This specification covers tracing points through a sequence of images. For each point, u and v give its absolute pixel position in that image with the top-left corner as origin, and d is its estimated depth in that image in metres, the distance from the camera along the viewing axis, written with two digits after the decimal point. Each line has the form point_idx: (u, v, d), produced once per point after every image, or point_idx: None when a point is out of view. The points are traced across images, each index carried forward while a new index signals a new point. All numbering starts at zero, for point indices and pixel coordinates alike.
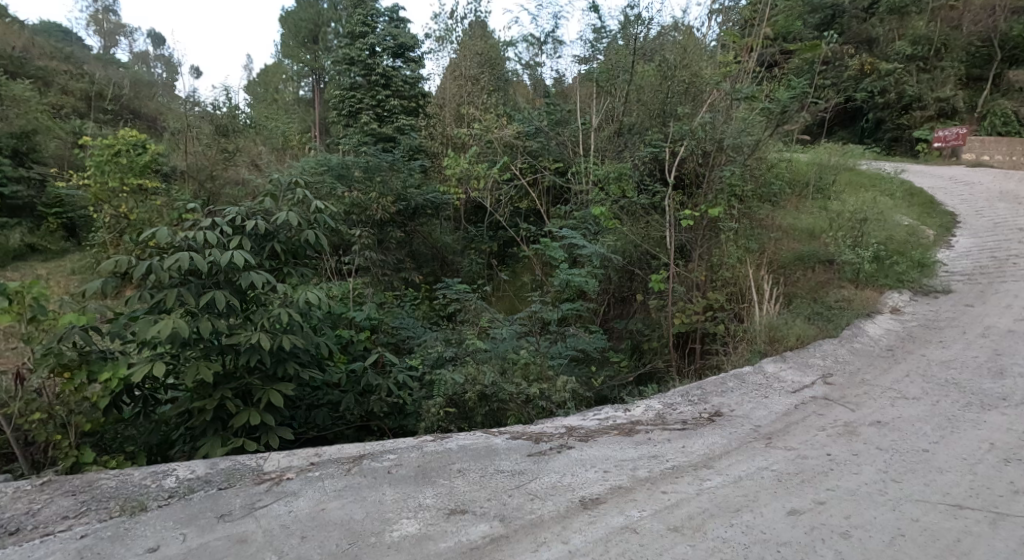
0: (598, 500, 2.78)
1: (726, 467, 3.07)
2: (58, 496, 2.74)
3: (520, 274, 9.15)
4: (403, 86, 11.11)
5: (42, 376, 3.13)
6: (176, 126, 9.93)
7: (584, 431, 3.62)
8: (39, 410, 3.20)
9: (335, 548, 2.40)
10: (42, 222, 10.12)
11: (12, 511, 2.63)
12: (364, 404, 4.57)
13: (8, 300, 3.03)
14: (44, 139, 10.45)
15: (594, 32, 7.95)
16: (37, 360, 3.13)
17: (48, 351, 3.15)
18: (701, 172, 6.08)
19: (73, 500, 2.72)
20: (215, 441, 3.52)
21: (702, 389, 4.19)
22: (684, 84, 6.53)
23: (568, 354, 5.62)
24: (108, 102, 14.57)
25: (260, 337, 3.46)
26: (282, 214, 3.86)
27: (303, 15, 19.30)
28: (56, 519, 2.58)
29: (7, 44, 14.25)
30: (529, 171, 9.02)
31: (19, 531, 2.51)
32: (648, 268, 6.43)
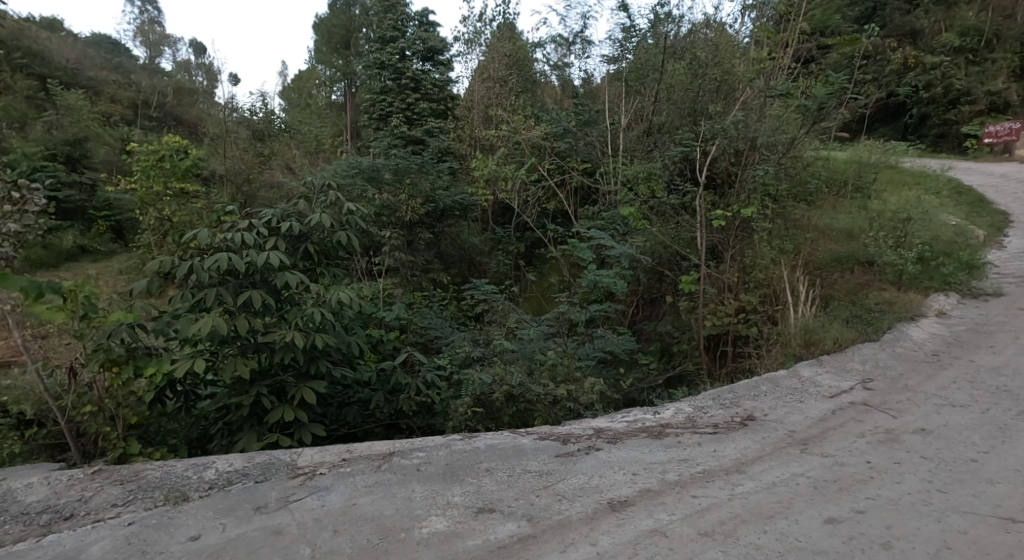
0: (627, 502, 2.76)
1: (759, 472, 3.02)
2: (107, 484, 2.86)
3: (548, 275, 9.14)
4: (432, 90, 11.23)
5: (91, 370, 3.26)
6: (216, 132, 10.26)
7: (612, 433, 3.60)
8: (90, 403, 3.34)
9: (367, 543, 2.44)
10: (92, 225, 10.51)
11: (66, 498, 2.76)
12: (394, 403, 4.66)
13: (62, 298, 3.18)
14: (94, 146, 11.04)
15: (623, 32, 7.94)
16: (88, 355, 3.26)
17: (98, 347, 3.27)
18: (734, 171, 5.99)
19: (121, 488, 2.83)
20: (251, 436, 3.62)
21: (733, 393, 4.12)
22: (716, 82, 6.48)
23: (597, 356, 5.58)
24: (153, 110, 15.14)
25: (294, 336, 3.54)
26: (316, 216, 3.96)
27: (336, 21, 19.91)
28: (106, 506, 2.70)
29: (62, 56, 15.00)
30: (557, 172, 9.03)
31: (73, 517, 2.63)
32: (678, 269, 6.35)
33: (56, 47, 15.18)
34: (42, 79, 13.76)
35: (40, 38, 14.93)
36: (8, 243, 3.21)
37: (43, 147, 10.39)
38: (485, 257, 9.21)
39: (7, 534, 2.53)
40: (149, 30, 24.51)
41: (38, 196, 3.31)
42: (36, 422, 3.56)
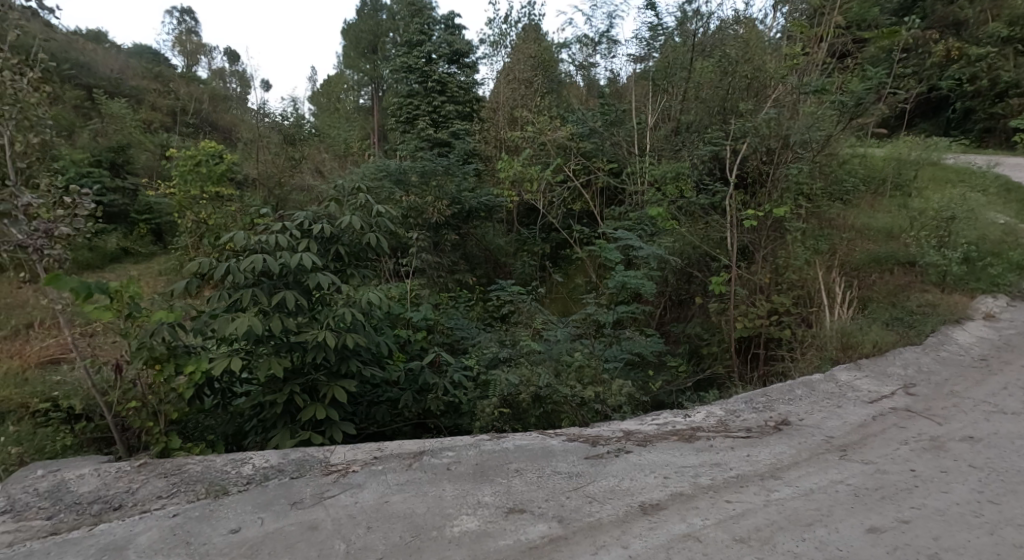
0: (659, 505, 2.73)
1: (796, 478, 2.95)
2: (152, 477, 2.96)
3: (574, 276, 9.14)
4: (458, 92, 11.24)
5: (136, 367, 3.36)
6: (249, 138, 10.86)
7: (641, 435, 3.56)
8: (134, 399, 3.44)
9: (400, 540, 2.46)
10: (134, 228, 10.82)
11: (114, 489, 2.86)
12: (422, 402, 4.70)
13: (109, 298, 3.29)
14: (136, 153, 11.43)
15: (650, 30, 7.83)
16: (133, 353, 3.35)
17: (141, 345, 3.36)
18: (766, 170, 5.87)
19: (165, 481, 2.92)
20: (285, 433, 3.70)
21: (767, 396, 4.05)
22: (746, 80, 6.41)
23: (625, 357, 5.52)
24: (190, 116, 15.61)
25: (326, 336, 3.60)
26: (346, 219, 4.02)
27: (364, 26, 20.39)
28: (151, 498, 2.79)
29: (106, 67, 15.66)
30: (583, 172, 8.98)
31: (121, 507, 2.73)
32: (708, 270, 6.32)
33: (100, 59, 15.84)
34: (88, 88, 14.30)
35: (85, 50, 15.53)
36: (61, 246, 3.35)
37: (89, 153, 10.80)
38: (510, 258, 9.24)
39: (62, 522, 2.63)
40: (186, 39, 24.96)
41: (87, 201, 3.40)
42: (85, 416, 3.68)
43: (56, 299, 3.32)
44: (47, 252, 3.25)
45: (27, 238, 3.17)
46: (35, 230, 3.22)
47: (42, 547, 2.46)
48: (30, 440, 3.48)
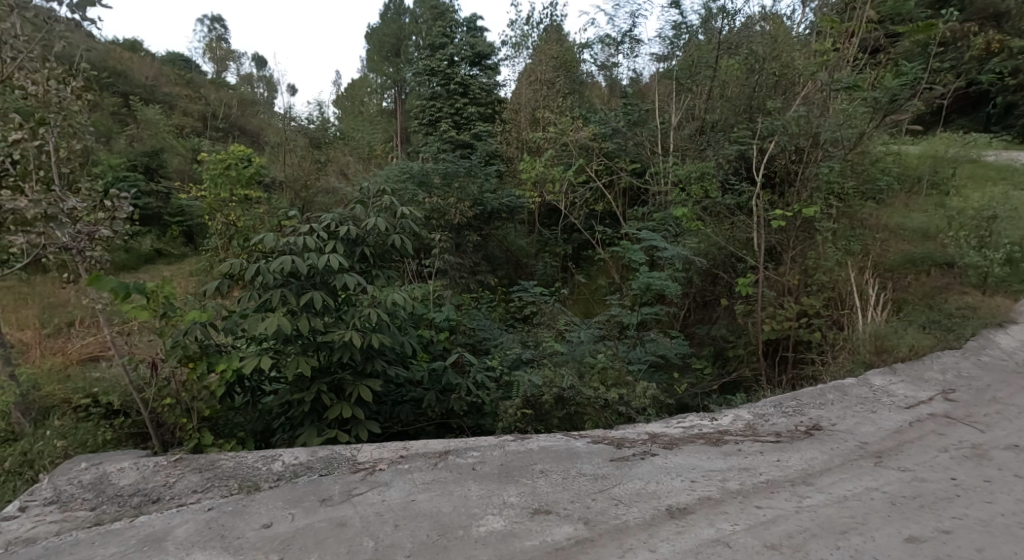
0: (687, 509, 2.69)
1: (828, 485, 2.88)
2: (188, 472, 3.03)
3: (596, 277, 9.12)
4: (480, 94, 11.26)
5: (171, 366, 3.44)
6: (276, 141, 11.19)
7: (667, 438, 3.53)
8: (169, 396, 3.53)
9: (427, 538, 2.47)
10: (167, 230, 11.09)
11: (152, 483, 2.94)
12: (445, 402, 4.71)
13: (146, 297, 3.38)
14: (169, 157, 11.75)
15: (674, 29, 7.94)
16: (168, 351, 3.44)
17: (176, 344, 3.46)
18: (795, 169, 5.75)
19: (200, 476, 2.99)
20: (312, 431, 3.76)
21: (797, 401, 3.97)
22: (774, 77, 6.38)
23: (648, 360, 5.46)
24: (220, 121, 15.99)
25: (353, 336, 3.65)
26: (372, 220, 4.05)
27: (387, 31, 21.19)
28: (187, 492, 2.86)
29: (141, 74, 16.14)
30: (605, 172, 8.80)
31: (159, 500, 2.80)
32: (734, 271, 6.24)
33: (136, 66, 16.33)
34: (124, 96, 14.75)
35: (122, 58, 16.04)
36: (101, 247, 3.46)
37: (125, 158, 11.14)
38: (532, 259, 9.27)
39: (104, 513, 2.72)
40: (217, 46, 25.09)
41: (125, 205, 3.51)
42: (123, 412, 3.84)
43: (96, 298, 3.43)
44: (88, 254, 3.38)
45: (71, 240, 3.29)
46: (79, 232, 3.33)
47: (86, 536, 2.54)
48: (73, 434, 3.59)
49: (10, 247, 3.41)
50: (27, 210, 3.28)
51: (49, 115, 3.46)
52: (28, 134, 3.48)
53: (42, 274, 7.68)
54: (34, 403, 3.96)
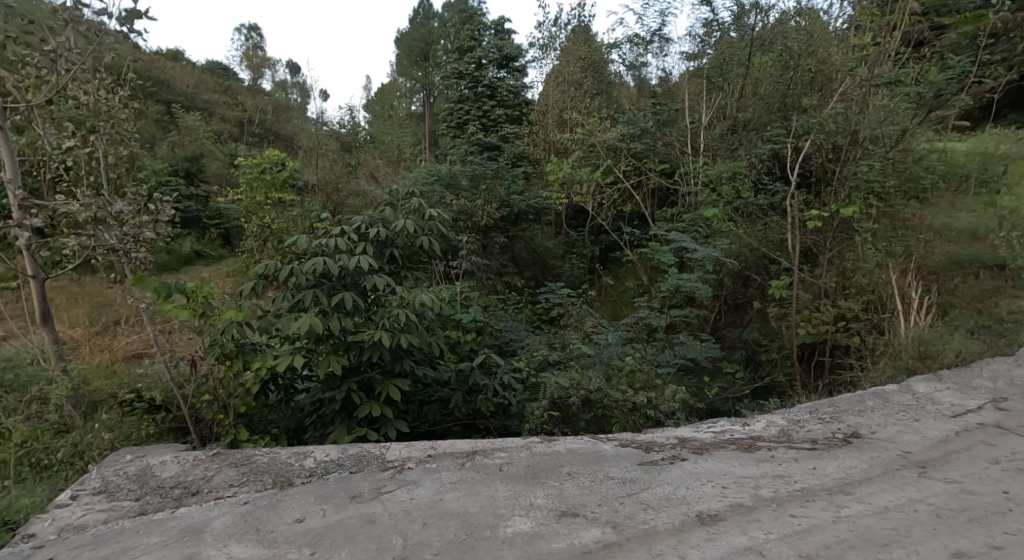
0: (718, 516, 2.61)
1: (868, 495, 2.77)
2: (225, 467, 3.13)
3: (624, 279, 9.04)
4: (508, 96, 11.24)
5: (209, 363, 3.51)
6: (309, 145, 11.63)
7: (697, 443, 3.45)
8: (207, 393, 3.60)
9: (454, 537, 2.45)
10: (205, 233, 11.39)
11: (193, 476, 3.06)
12: (472, 403, 4.70)
13: (186, 297, 3.46)
14: (208, 162, 12.10)
15: (704, 26, 7.80)
16: (206, 349, 3.53)
17: (213, 342, 3.53)
18: (831, 168, 5.58)
19: (236, 471, 3.09)
20: (343, 429, 3.82)
21: (834, 407, 3.84)
22: (810, 73, 6.09)
23: (678, 363, 5.35)
24: (256, 126, 16.41)
25: (382, 337, 3.67)
26: (401, 222, 4.07)
27: (417, 35, 21.45)
28: (224, 486, 2.95)
29: (183, 82, 16.69)
30: (633, 173, 8.68)
31: (199, 493, 2.91)
32: (767, 274, 6.09)
33: (177, 75, 16.89)
34: (167, 103, 15.27)
35: (165, 67, 16.61)
36: (145, 249, 3.56)
37: (168, 163, 11.51)
38: (560, 261, 9.22)
39: (148, 503, 2.83)
40: (254, 54, 25.72)
41: (168, 208, 3.69)
42: (164, 407, 3.96)
43: (140, 297, 3.55)
44: (133, 255, 3.49)
45: (118, 242, 3.40)
46: (125, 235, 3.44)
47: (132, 525, 2.65)
48: (118, 428, 3.75)
49: (64, 250, 3.64)
50: (79, 213, 3.47)
51: (98, 123, 3.80)
52: (81, 142, 3.90)
53: (91, 275, 7.98)
54: (84, 397, 4.11)
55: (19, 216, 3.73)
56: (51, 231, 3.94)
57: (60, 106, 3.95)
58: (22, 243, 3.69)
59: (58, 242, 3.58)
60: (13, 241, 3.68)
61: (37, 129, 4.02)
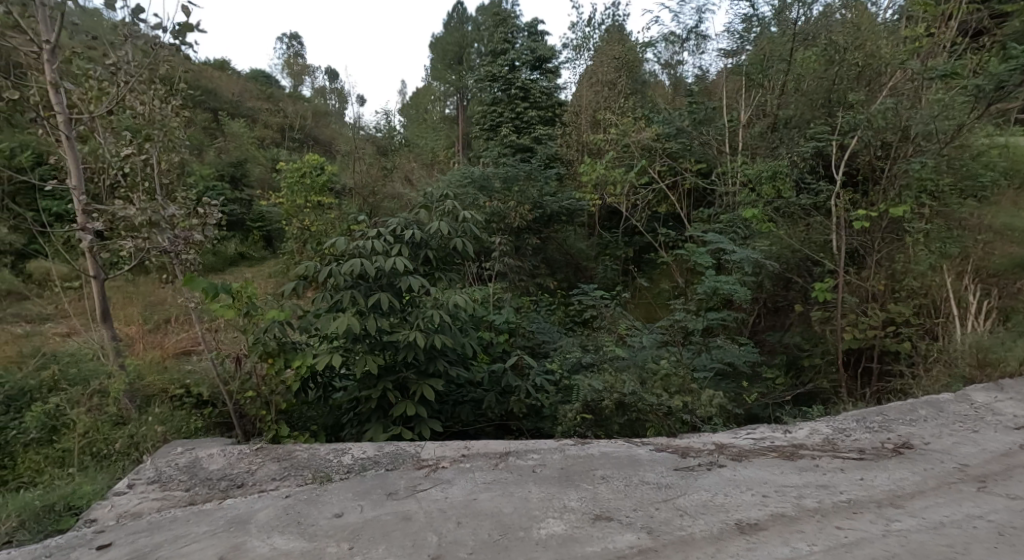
0: (759, 525, 2.51)
1: (921, 509, 2.62)
2: (268, 461, 3.20)
3: (659, 281, 8.90)
4: (541, 97, 11.18)
5: (252, 361, 3.58)
6: (346, 149, 11.85)
7: (737, 449, 3.34)
8: (250, 389, 3.70)
9: (488, 537, 2.42)
10: (249, 235, 11.68)
11: (238, 469, 3.14)
12: (505, 404, 4.68)
13: (232, 297, 3.54)
14: (251, 167, 12.46)
15: (744, 22, 7.50)
16: (250, 348, 3.60)
17: (257, 341, 3.60)
18: (880, 166, 5.42)
19: (278, 466, 3.14)
20: (378, 427, 3.84)
21: (883, 416, 3.67)
22: (857, 68, 5.91)
23: (715, 367, 5.21)
24: (297, 131, 16.83)
25: (416, 337, 3.67)
26: (435, 224, 4.08)
27: (451, 39, 21.64)
28: (268, 479, 3.01)
29: (228, 91, 17.26)
30: (669, 173, 8.50)
31: (244, 486, 2.97)
32: (810, 275, 5.93)
33: (222, 83, 17.49)
34: (213, 111, 15.83)
35: (212, 77, 17.22)
36: (194, 251, 3.73)
37: (214, 168, 11.90)
38: (592, 263, 9.13)
39: (197, 494, 2.92)
40: (295, 62, 26.41)
41: (215, 212, 3.84)
42: (211, 403, 4.11)
43: (189, 297, 3.68)
44: (183, 255, 3.64)
45: (170, 245, 3.57)
46: (176, 237, 3.60)
47: (182, 514, 2.73)
48: (170, 421, 3.87)
49: (123, 251, 3.82)
50: (135, 217, 3.61)
51: (154, 131, 4.06)
52: (137, 149, 4.12)
53: (145, 276, 8.28)
54: (139, 390, 4.19)
55: (83, 220, 3.94)
56: (110, 234, 4.10)
57: (119, 116, 4.20)
58: (86, 247, 3.86)
59: (117, 244, 3.74)
60: (77, 244, 3.87)
61: (98, 139, 4.18)
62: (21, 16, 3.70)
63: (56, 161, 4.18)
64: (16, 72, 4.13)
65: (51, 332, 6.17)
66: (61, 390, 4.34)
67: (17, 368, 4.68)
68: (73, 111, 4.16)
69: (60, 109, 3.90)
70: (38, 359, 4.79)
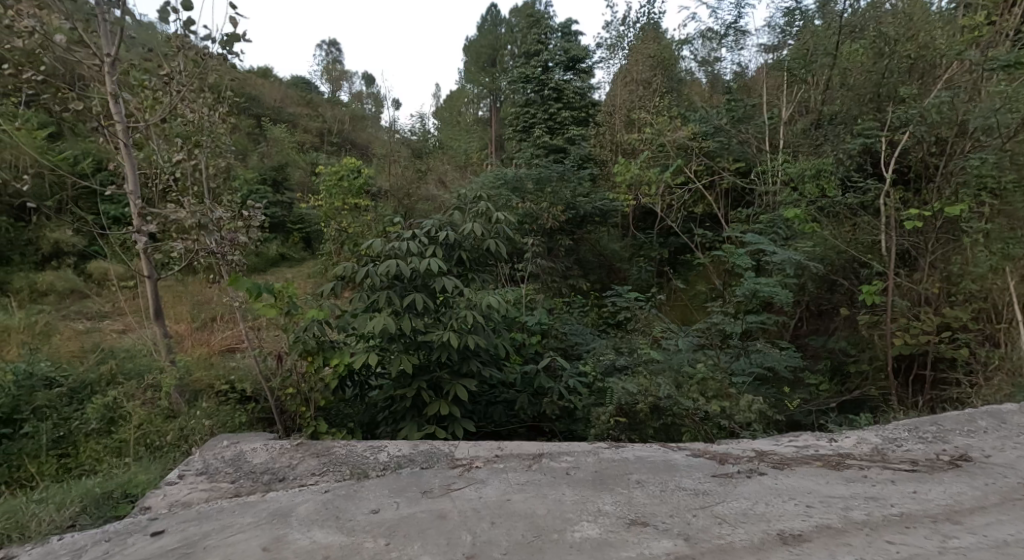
0: (802, 536, 2.39)
1: (981, 526, 2.45)
2: (307, 457, 3.23)
3: (695, 283, 8.71)
4: (574, 98, 11.04)
5: (293, 358, 3.62)
6: (382, 152, 12.04)
7: (778, 457, 3.21)
8: (290, 386, 3.74)
9: (522, 538, 2.38)
10: (289, 237, 11.94)
11: (279, 463, 3.18)
12: (537, 405, 4.63)
13: (273, 296, 3.59)
14: (292, 170, 12.77)
15: (785, 15, 7.36)
16: (290, 345, 3.65)
17: (297, 339, 3.65)
18: (935, 163, 5.16)
19: (318, 461, 3.17)
20: (412, 426, 3.86)
21: (937, 426, 3.47)
22: (909, 60, 5.65)
23: (755, 371, 5.05)
24: (335, 135, 17.15)
25: (450, 337, 3.67)
26: (469, 225, 4.08)
27: (483, 42, 21.71)
28: (307, 474, 3.04)
29: (270, 97, 17.75)
30: (705, 173, 8.25)
31: (284, 480, 3.01)
32: (856, 278, 5.69)
33: (264, 90, 18.00)
34: (256, 117, 16.32)
35: (255, 84, 17.75)
36: (239, 252, 3.79)
37: (257, 172, 12.27)
38: (626, 264, 8.98)
39: (242, 486, 2.97)
40: (333, 68, 27.01)
41: (259, 214, 3.94)
42: (255, 398, 4.19)
43: (235, 297, 3.75)
44: (229, 258, 3.69)
45: (217, 246, 3.63)
46: (223, 239, 3.67)
47: (228, 505, 2.77)
48: (216, 415, 3.98)
49: (174, 253, 3.98)
50: (185, 219, 3.75)
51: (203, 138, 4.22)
52: (188, 155, 4.28)
53: (193, 276, 8.54)
54: (189, 385, 4.30)
55: (138, 223, 4.07)
56: (162, 235, 4.23)
57: (171, 123, 4.32)
58: (140, 248, 3.98)
59: (169, 246, 3.90)
60: (133, 246, 3.99)
61: (152, 145, 4.32)
62: (84, 31, 3.89)
63: (115, 167, 4.36)
64: (78, 82, 4.33)
65: (109, 328, 6.43)
66: (118, 383, 4.51)
67: (78, 362, 4.90)
68: (130, 120, 4.32)
69: (118, 117, 4.04)
70: (97, 353, 4.99)
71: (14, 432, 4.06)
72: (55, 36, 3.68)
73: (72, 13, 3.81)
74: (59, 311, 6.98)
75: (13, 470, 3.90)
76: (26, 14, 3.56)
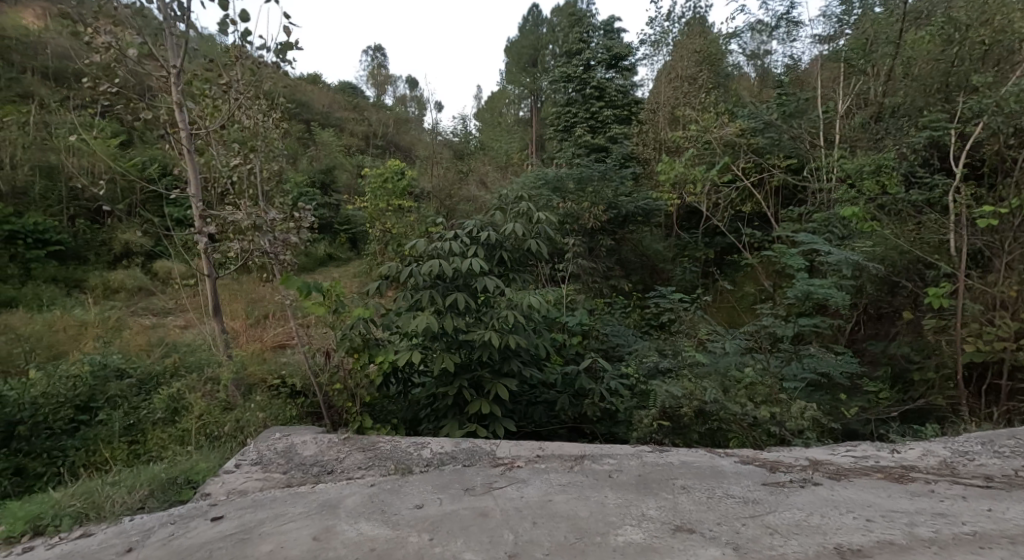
0: (863, 552, 2.23)
1: None
2: (354, 450, 3.25)
3: (743, 283, 8.41)
4: (617, 96, 10.85)
5: (340, 355, 3.67)
6: (425, 154, 12.18)
7: (835, 466, 3.03)
8: (338, 382, 3.78)
9: (564, 539, 2.31)
10: (336, 237, 12.19)
11: (326, 456, 3.21)
12: (578, 407, 4.53)
13: (322, 294, 3.67)
14: (338, 173, 13.06)
15: (843, 4, 7.23)
16: (338, 342, 3.69)
17: (344, 336, 3.70)
18: (1011, 156, 4.80)
19: (363, 455, 3.18)
20: (454, 424, 3.84)
21: (1016, 440, 3.21)
22: (983, 46, 5.28)
23: (808, 377, 4.81)
24: (379, 138, 17.44)
25: (491, 336, 3.62)
26: (510, 226, 4.02)
27: (525, 42, 21.67)
28: (354, 467, 3.06)
29: (318, 102, 18.23)
30: (754, 170, 7.92)
31: (333, 472, 3.03)
32: (923, 280, 5.27)
33: (312, 96, 18.48)
34: (306, 122, 16.78)
35: (304, 90, 18.25)
36: (292, 253, 3.84)
37: (307, 175, 12.61)
38: (669, 264, 8.75)
39: (292, 477, 3.01)
40: (378, 72, 27.53)
41: (309, 216, 4.10)
42: (304, 393, 4.27)
43: (287, 294, 3.81)
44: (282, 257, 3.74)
45: (271, 246, 3.65)
46: (276, 240, 3.69)
47: (280, 495, 2.81)
48: (269, 408, 4.05)
49: (230, 253, 4.14)
50: (242, 221, 3.81)
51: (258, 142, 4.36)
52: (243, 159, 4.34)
53: (248, 274, 8.80)
54: (244, 379, 4.41)
55: (200, 224, 4.24)
56: (221, 237, 4.37)
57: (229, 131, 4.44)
58: (201, 248, 4.16)
59: (226, 247, 4.06)
60: (194, 246, 4.16)
61: (211, 151, 4.44)
62: (153, 44, 4.06)
63: (178, 172, 4.53)
64: (145, 92, 4.54)
65: (171, 325, 6.71)
66: (181, 375, 4.69)
67: (145, 355, 5.13)
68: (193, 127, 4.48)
69: (183, 125, 4.23)
70: (162, 347, 5.23)
71: (91, 418, 4.25)
72: (128, 50, 3.90)
73: (143, 28, 4.01)
74: (128, 307, 7.31)
75: (90, 454, 4.08)
76: (104, 31, 3.81)
